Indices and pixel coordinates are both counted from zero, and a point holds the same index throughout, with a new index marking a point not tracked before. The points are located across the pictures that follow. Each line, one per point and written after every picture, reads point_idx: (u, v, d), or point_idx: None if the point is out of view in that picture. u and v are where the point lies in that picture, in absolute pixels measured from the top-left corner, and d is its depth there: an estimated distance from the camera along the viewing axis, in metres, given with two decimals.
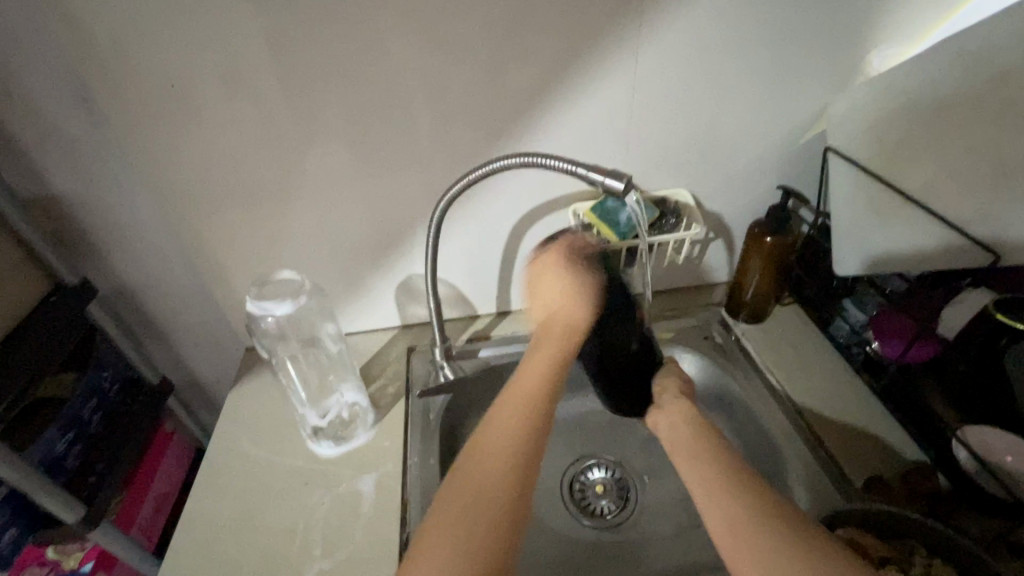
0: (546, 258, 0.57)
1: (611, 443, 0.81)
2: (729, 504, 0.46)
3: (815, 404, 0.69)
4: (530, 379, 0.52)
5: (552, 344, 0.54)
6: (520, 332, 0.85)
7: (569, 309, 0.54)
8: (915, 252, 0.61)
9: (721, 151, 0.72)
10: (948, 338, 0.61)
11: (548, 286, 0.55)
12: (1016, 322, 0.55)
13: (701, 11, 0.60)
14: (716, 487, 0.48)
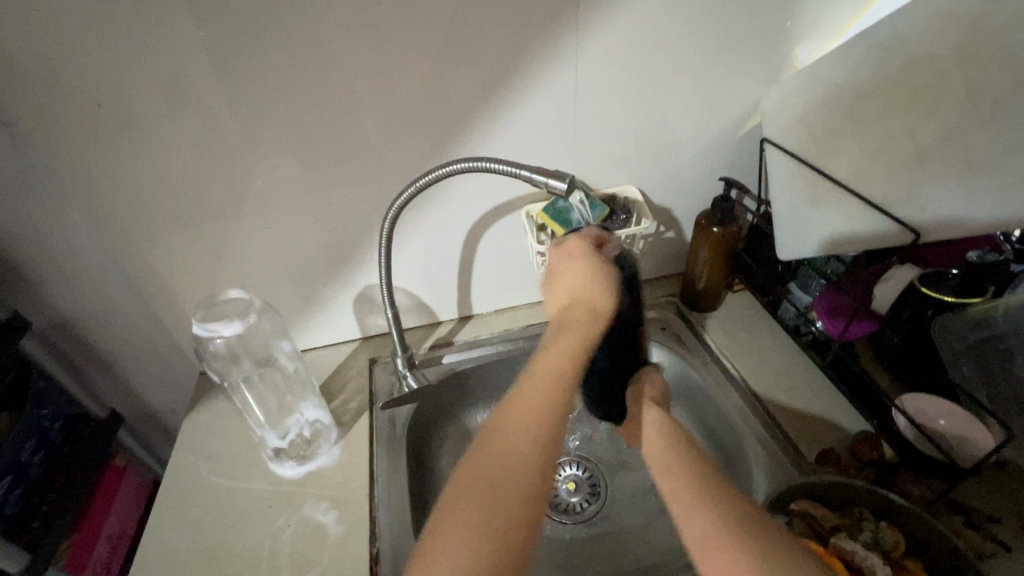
0: (559, 253, 0.55)
1: (579, 439, 0.82)
2: (716, 513, 0.44)
3: (769, 385, 0.71)
4: (546, 375, 0.47)
5: (580, 330, 0.50)
6: (483, 336, 0.85)
7: (601, 297, 0.52)
8: (854, 238, 0.64)
9: (665, 148, 0.74)
10: (882, 314, 0.65)
11: (574, 275, 0.53)
12: (936, 296, 0.59)
13: (634, 11, 0.61)
14: (698, 491, 0.46)
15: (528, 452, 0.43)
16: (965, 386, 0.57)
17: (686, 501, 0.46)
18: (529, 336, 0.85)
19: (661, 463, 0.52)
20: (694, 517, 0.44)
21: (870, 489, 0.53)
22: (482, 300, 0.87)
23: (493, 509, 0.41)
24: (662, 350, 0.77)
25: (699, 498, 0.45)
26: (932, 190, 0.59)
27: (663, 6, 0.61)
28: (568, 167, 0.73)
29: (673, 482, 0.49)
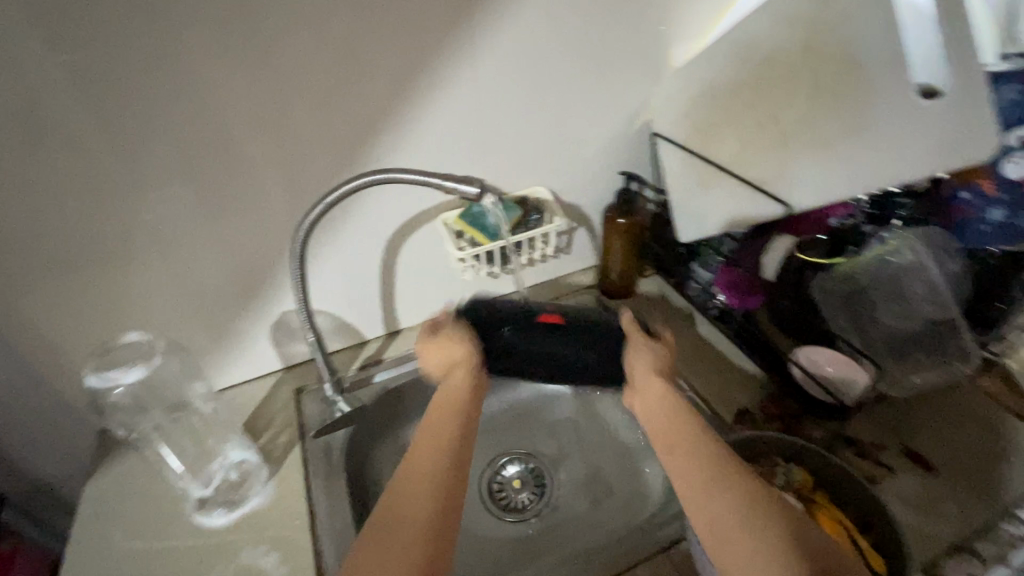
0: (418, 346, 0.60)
1: (521, 438, 0.83)
2: (724, 503, 0.44)
3: (687, 358, 0.77)
4: (428, 448, 0.49)
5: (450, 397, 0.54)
6: (413, 349, 0.84)
7: (474, 380, 0.56)
8: (741, 218, 0.71)
9: (567, 148, 0.78)
10: (769, 280, 0.72)
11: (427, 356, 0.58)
12: (812, 261, 0.67)
13: (525, 18, 0.64)
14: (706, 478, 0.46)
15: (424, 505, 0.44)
16: (830, 321, 0.68)
17: (694, 488, 0.46)
18: None
19: (665, 440, 0.50)
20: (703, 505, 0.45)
21: (779, 436, 0.58)
22: (408, 313, 0.86)
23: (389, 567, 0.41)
24: None
25: (706, 484, 0.45)
26: (797, 167, 0.66)
27: (551, 13, 0.65)
28: (478, 172, 0.75)
29: (681, 463, 0.47)
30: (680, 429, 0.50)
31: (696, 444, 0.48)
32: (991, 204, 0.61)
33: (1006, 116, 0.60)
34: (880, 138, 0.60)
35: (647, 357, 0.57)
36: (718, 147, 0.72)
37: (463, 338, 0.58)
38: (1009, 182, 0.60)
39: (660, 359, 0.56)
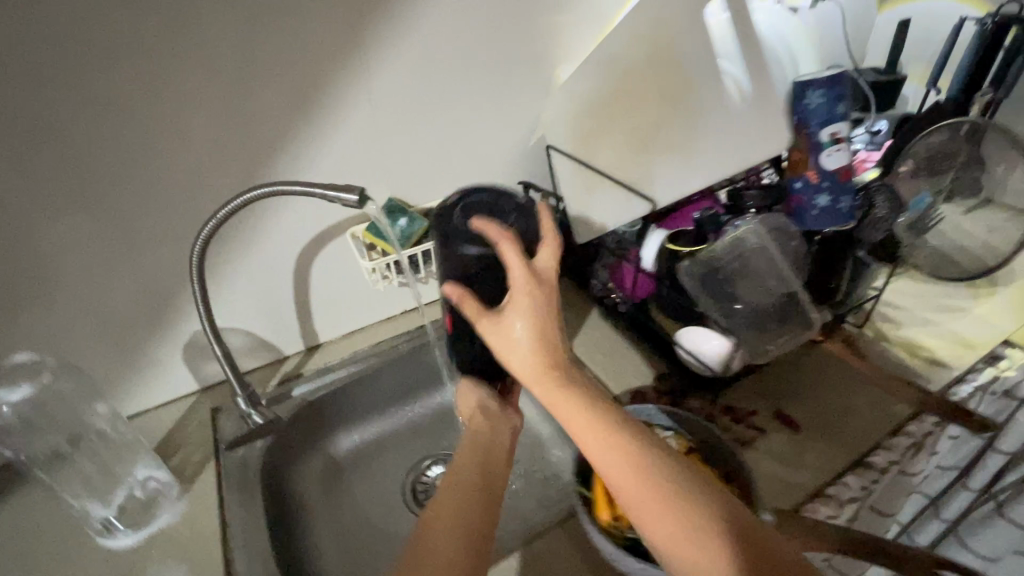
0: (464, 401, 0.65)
1: (443, 440, 0.87)
2: (685, 548, 0.41)
3: (591, 350, 0.83)
4: (451, 488, 0.49)
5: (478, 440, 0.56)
6: (333, 362, 0.86)
7: (504, 421, 0.59)
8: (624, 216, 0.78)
9: (467, 161, 0.84)
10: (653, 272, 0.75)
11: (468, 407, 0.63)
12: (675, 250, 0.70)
13: (414, 45, 0.70)
14: (659, 519, 0.42)
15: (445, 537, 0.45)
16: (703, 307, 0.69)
17: (654, 505, 0.43)
18: (378, 352, 0.87)
19: (606, 456, 0.45)
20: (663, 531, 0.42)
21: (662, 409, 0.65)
22: (327, 327, 0.88)
23: None
24: None
25: (653, 514, 0.43)
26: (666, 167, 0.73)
27: (438, 39, 0.72)
28: (383, 187, 0.80)
29: (635, 489, 0.44)
30: (610, 457, 0.45)
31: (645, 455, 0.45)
32: (818, 192, 0.69)
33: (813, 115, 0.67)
34: (728, 139, 0.68)
35: (525, 355, 0.50)
36: (600, 155, 0.80)
37: (474, 389, 0.65)
38: (830, 171, 0.68)
39: (527, 329, 0.50)
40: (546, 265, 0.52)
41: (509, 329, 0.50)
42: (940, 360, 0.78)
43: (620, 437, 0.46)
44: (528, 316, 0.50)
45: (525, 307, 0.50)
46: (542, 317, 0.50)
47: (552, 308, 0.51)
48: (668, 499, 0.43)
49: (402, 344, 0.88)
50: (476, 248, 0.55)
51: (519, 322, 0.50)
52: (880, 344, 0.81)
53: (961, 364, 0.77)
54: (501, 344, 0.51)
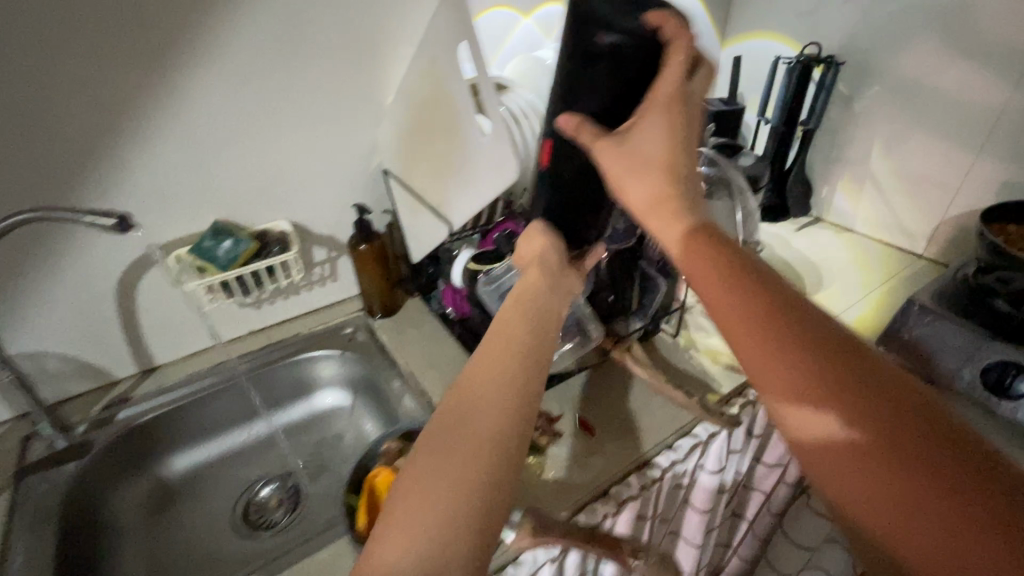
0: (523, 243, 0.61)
1: (281, 458, 0.91)
2: (793, 386, 0.34)
3: (421, 366, 0.87)
4: (498, 346, 0.45)
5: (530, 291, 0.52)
6: (168, 383, 0.86)
7: (566, 277, 0.56)
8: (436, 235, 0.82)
9: (302, 186, 0.87)
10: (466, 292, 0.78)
11: (526, 250, 0.60)
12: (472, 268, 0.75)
13: (225, 75, 0.73)
14: (770, 357, 0.35)
15: (507, 397, 0.42)
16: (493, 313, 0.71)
17: (770, 327, 0.36)
18: (216, 373, 0.88)
19: (706, 277, 0.40)
20: (779, 356, 0.35)
21: None
22: (162, 349, 0.88)
23: (454, 465, 0.38)
24: (336, 356, 0.94)
25: (781, 340, 0.35)
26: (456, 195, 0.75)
27: (251, 70, 0.75)
28: (209, 211, 0.82)
29: (737, 311, 0.37)
30: (700, 262, 0.40)
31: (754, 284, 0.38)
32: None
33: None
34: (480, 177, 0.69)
35: (645, 176, 0.45)
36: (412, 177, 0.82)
37: (540, 237, 0.59)
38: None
39: (657, 139, 0.46)
40: (695, 88, 0.48)
41: (637, 143, 0.46)
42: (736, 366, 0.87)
43: (728, 264, 0.39)
44: (662, 125, 0.46)
45: (663, 120, 0.46)
46: (680, 127, 0.46)
47: (689, 126, 0.47)
48: (789, 337, 0.35)
49: (241, 365, 0.90)
50: (613, 34, 0.47)
51: (648, 136, 0.46)
52: (687, 351, 0.89)
53: None
54: (622, 161, 0.46)
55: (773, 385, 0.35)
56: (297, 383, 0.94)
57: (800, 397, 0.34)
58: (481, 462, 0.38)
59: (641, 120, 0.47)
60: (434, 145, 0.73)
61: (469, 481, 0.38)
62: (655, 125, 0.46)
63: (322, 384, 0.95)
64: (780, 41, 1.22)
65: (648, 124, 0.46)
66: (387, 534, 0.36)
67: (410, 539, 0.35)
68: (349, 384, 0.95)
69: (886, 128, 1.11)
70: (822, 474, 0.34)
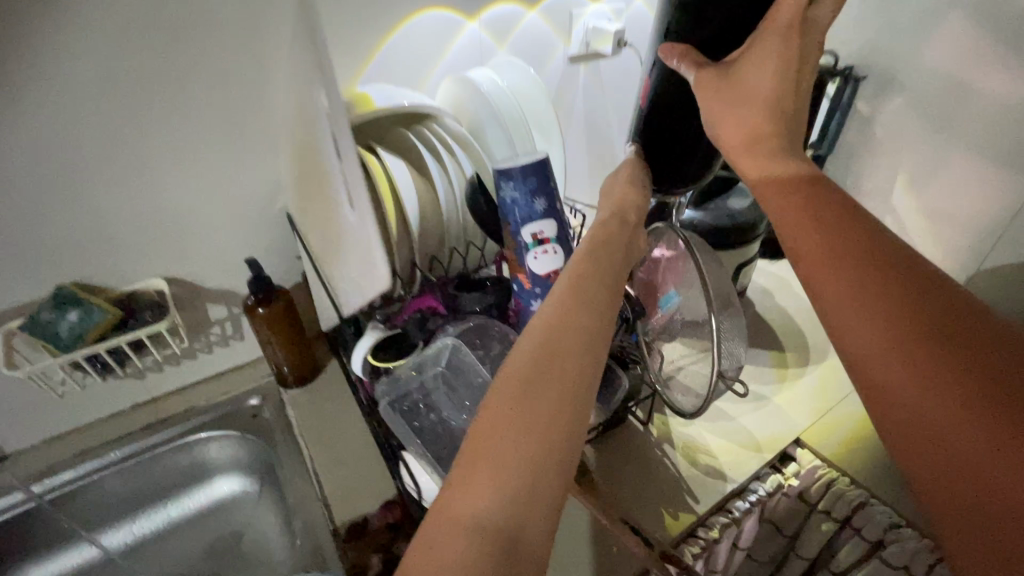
0: (612, 180, 0.57)
1: (163, 565, 0.73)
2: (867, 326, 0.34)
3: (329, 460, 0.70)
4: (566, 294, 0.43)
5: (603, 236, 0.51)
6: (16, 480, 0.69)
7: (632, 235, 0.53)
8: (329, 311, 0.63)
9: (183, 234, 0.70)
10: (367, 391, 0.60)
11: (615, 187, 0.56)
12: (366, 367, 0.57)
13: (50, 103, 0.55)
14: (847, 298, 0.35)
15: (572, 339, 0.40)
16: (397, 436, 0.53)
17: (862, 271, 0.36)
18: (77, 466, 0.70)
19: (808, 224, 0.39)
20: (869, 300, 0.35)
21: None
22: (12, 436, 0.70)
23: (529, 414, 0.35)
24: (232, 438, 0.77)
25: (872, 290, 0.35)
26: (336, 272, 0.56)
27: (90, 96, 0.56)
28: (55, 271, 0.64)
29: (824, 257, 0.37)
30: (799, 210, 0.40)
31: (851, 237, 0.38)
32: (532, 298, 0.55)
33: (512, 213, 0.51)
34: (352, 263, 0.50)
35: (747, 120, 0.43)
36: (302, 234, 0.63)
37: (620, 185, 0.55)
38: (540, 277, 0.53)
39: (783, 82, 0.42)
40: (820, 14, 0.41)
41: (750, 83, 0.42)
42: (720, 470, 0.70)
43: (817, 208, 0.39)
44: (776, 64, 0.41)
45: (779, 58, 0.41)
46: (794, 58, 0.41)
47: (803, 62, 0.42)
48: (881, 286, 0.35)
49: (112, 455, 0.72)
50: None
51: (758, 75, 0.42)
52: (660, 446, 0.72)
53: (738, 478, 0.69)
54: (723, 101, 0.42)
55: (856, 330, 0.35)
56: (188, 469, 0.76)
57: (876, 342, 0.34)
58: (545, 416, 0.35)
59: (750, 65, 0.42)
60: (315, 204, 0.55)
61: (540, 443, 0.33)
62: (765, 69, 0.41)
63: (216, 471, 0.78)
64: None
65: (761, 68, 0.41)
66: (466, 475, 0.32)
67: (501, 469, 0.32)
68: (250, 469, 0.78)
69: (912, 155, 0.92)
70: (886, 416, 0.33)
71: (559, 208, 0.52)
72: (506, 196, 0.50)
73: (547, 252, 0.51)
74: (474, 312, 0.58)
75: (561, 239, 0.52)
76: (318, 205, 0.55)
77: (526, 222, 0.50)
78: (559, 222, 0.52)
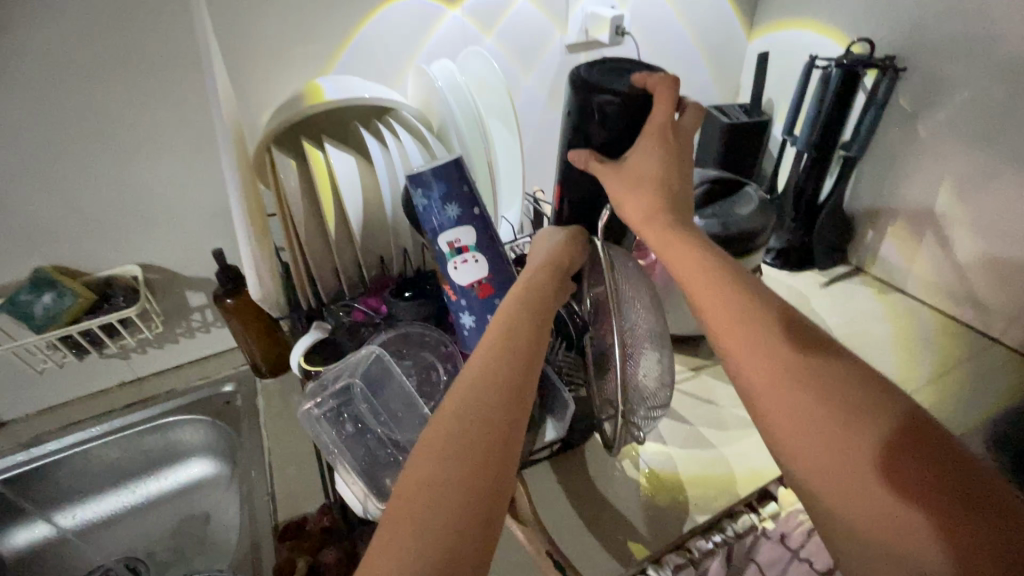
0: (544, 240, 0.55)
1: (134, 538, 0.76)
2: (800, 406, 0.37)
3: (285, 454, 0.70)
4: (488, 347, 0.41)
5: (542, 282, 0.48)
6: (8, 448, 0.73)
7: (564, 286, 0.50)
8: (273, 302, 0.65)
9: (158, 221, 0.71)
10: None
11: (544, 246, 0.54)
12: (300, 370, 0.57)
13: (20, 90, 0.57)
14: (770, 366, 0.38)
15: (494, 398, 0.37)
16: (320, 449, 0.51)
17: (803, 383, 0.37)
18: (61, 437, 0.74)
19: (745, 332, 0.40)
20: (818, 413, 0.36)
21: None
22: (7, 405, 0.75)
23: (448, 481, 0.33)
24: (204, 423, 0.79)
25: (814, 403, 0.36)
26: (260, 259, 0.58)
27: (60, 82, 0.59)
28: (34, 253, 0.67)
29: (768, 370, 0.38)
30: (732, 310, 0.41)
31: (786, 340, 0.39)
32: (459, 310, 0.56)
33: (428, 220, 0.53)
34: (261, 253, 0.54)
35: (647, 200, 0.46)
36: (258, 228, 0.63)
37: (551, 239, 0.54)
38: (463, 288, 0.55)
39: (668, 166, 0.47)
40: (685, 123, 0.49)
41: (637, 167, 0.47)
42: (685, 503, 0.64)
43: (736, 298, 0.42)
44: (659, 152, 0.47)
45: (660, 147, 0.47)
46: (670, 153, 0.47)
47: (682, 158, 0.48)
48: (821, 397, 0.36)
49: (92, 430, 0.75)
50: (606, 95, 0.48)
51: (653, 164, 0.47)
52: (621, 471, 0.67)
53: (701, 514, 0.62)
54: (619, 186, 0.48)
55: (807, 448, 0.36)
56: (163, 449, 0.79)
57: (830, 460, 0.35)
58: (463, 484, 0.33)
59: (639, 150, 0.48)
60: (246, 199, 0.56)
61: (453, 517, 0.31)
62: (650, 153, 0.47)
63: (187, 453, 0.80)
64: (822, 34, 0.92)
65: (647, 153, 0.47)
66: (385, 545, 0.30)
67: (426, 499, 0.32)
68: (220, 453, 0.80)
69: (954, 160, 0.80)
70: (829, 489, 0.35)
71: (476, 216, 0.54)
72: (420, 202, 0.52)
73: (465, 260, 0.54)
74: (408, 319, 0.59)
75: (481, 247, 0.55)
76: (246, 194, 0.56)
77: (440, 230, 0.53)
78: (477, 229, 0.54)
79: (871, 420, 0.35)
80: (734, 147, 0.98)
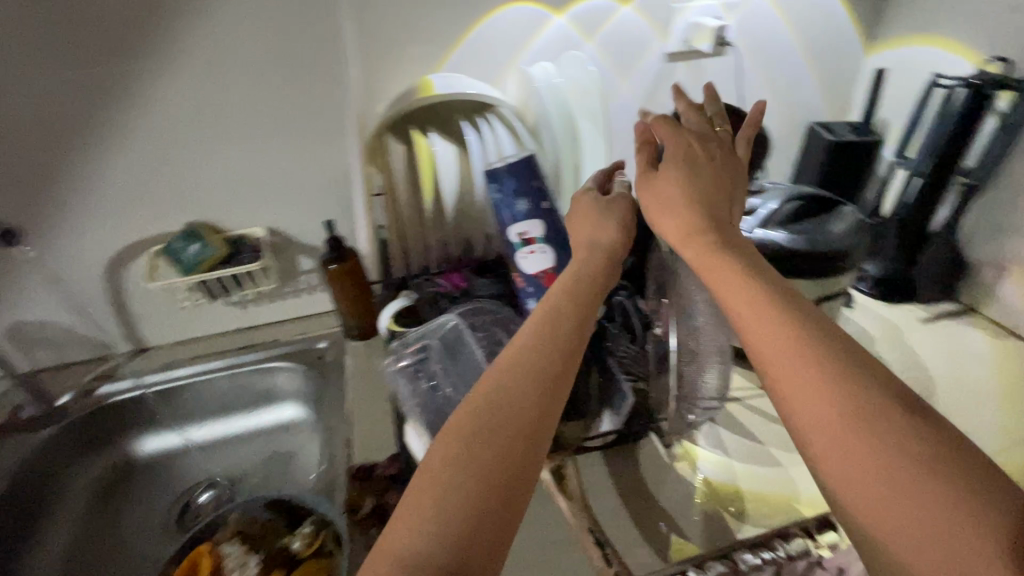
0: (592, 210, 0.57)
1: (234, 460, 0.88)
2: (828, 427, 0.36)
3: (364, 408, 0.79)
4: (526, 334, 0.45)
5: (586, 276, 0.51)
6: (151, 368, 0.88)
7: (608, 269, 0.53)
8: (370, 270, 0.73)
9: (284, 191, 0.82)
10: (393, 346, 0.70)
11: (590, 223, 0.56)
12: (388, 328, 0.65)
13: (196, 71, 0.70)
14: (804, 390, 0.38)
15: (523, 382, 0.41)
16: (397, 398, 0.58)
17: (833, 401, 0.37)
18: (190, 366, 0.88)
19: (778, 345, 0.40)
20: (848, 435, 0.35)
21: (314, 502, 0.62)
22: (154, 333, 0.90)
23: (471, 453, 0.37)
24: (299, 372, 0.90)
25: (844, 420, 0.36)
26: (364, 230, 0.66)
27: (226, 66, 0.70)
28: (188, 209, 0.80)
29: (798, 387, 0.38)
30: (766, 325, 0.41)
31: (819, 355, 0.39)
32: (526, 296, 0.61)
33: (501, 213, 0.59)
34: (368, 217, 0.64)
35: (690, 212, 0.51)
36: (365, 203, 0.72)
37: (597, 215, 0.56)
38: (531, 275, 0.60)
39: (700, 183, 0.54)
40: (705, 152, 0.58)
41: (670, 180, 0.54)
42: (737, 513, 0.63)
43: (770, 311, 0.42)
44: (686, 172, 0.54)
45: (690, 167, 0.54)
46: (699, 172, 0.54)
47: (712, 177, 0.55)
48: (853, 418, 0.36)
49: (214, 363, 0.89)
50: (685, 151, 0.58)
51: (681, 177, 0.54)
52: (673, 473, 0.67)
53: (753, 528, 0.61)
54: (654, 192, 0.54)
55: (838, 469, 0.35)
56: (264, 390, 0.91)
57: (861, 485, 0.34)
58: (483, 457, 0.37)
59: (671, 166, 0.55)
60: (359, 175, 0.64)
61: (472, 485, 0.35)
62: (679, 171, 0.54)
63: (281, 396, 0.92)
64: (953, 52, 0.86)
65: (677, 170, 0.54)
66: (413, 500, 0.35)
67: (450, 469, 0.36)
68: (309, 399, 0.90)
69: None
70: (869, 514, 0.33)
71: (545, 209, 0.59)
72: (495, 195, 0.58)
73: (532, 251, 0.59)
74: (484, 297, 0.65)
75: (548, 239, 0.59)
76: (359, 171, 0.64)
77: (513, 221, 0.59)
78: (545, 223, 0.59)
79: (911, 445, 0.34)
80: (837, 165, 0.93)
